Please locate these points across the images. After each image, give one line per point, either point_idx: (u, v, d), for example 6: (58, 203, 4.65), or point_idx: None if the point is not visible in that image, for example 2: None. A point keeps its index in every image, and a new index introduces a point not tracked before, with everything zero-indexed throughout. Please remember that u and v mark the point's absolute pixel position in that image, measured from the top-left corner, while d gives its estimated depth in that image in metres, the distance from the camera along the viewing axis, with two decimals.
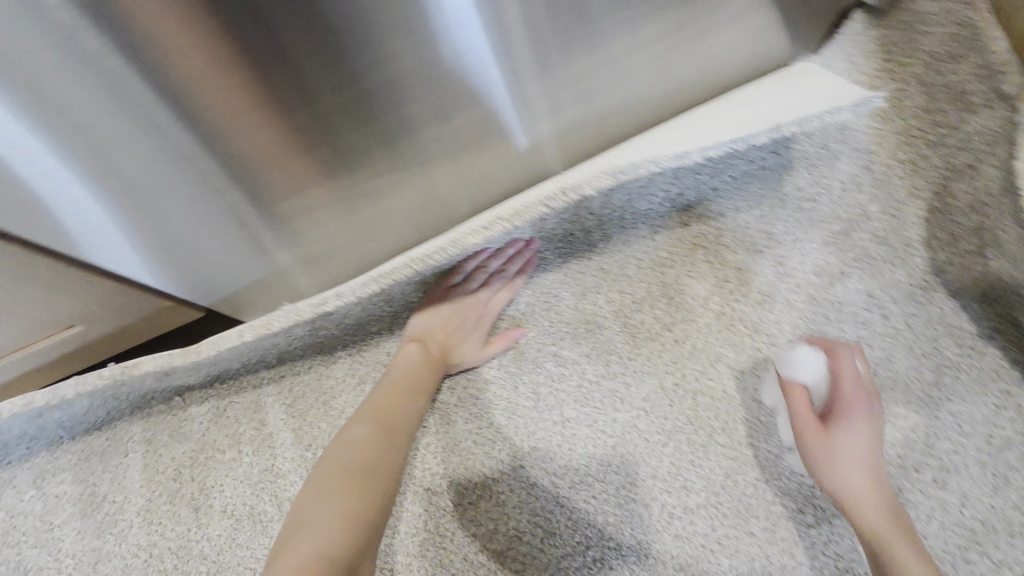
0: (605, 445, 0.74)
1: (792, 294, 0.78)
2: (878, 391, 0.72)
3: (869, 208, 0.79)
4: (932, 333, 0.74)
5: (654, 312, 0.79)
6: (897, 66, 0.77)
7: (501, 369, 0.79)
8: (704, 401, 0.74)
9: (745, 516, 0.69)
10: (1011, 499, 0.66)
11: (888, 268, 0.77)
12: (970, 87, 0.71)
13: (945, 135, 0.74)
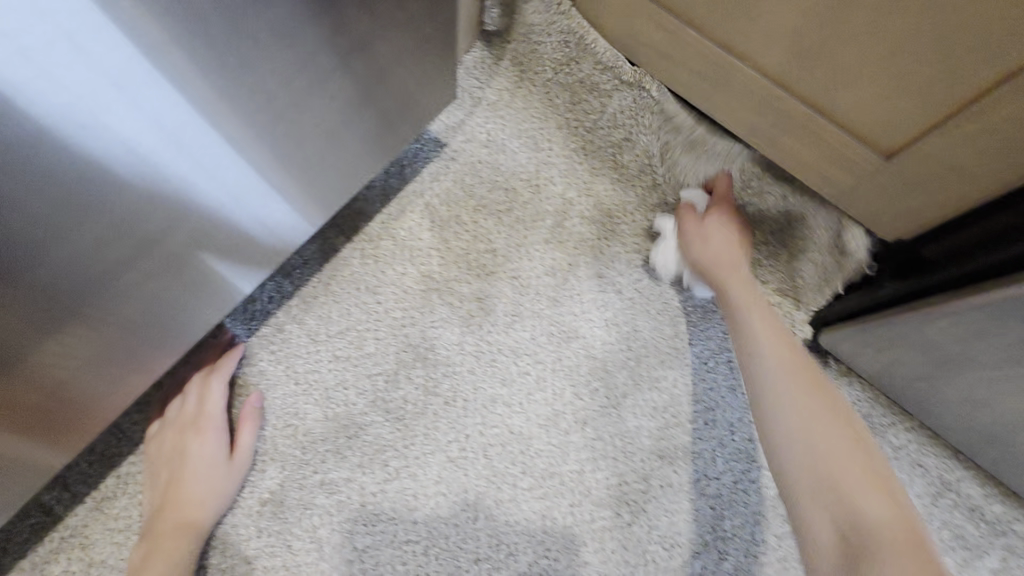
0: (413, 557, 0.64)
1: (536, 302, 0.75)
2: (639, 364, 0.74)
3: (568, 195, 0.81)
4: (659, 289, 0.78)
5: (412, 383, 0.70)
6: (533, 75, 0.84)
7: (261, 535, 0.63)
8: (497, 452, 0.68)
9: (575, 548, 0.66)
10: None
11: (605, 245, 0.79)
12: (597, 78, 0.83)
13: (597, 117, 0.83)
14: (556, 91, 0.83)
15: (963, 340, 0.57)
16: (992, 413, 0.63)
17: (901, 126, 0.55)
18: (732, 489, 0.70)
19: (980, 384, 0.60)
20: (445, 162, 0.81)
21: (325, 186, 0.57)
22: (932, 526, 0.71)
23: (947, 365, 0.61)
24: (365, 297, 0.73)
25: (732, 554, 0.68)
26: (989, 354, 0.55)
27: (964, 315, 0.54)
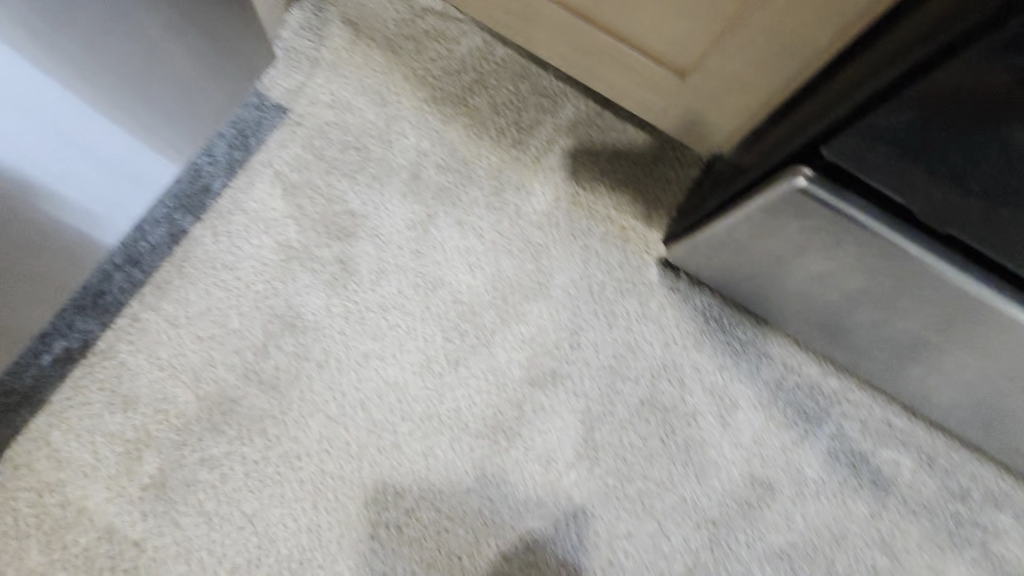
0: (304, 512, 0.67)
1: (399, 256, 0.77)
2: (504, 302, 0.78)
3: (421, 147, 0.82)
4: (519, 229, 0.81)
5: (283, 351, 0.71)
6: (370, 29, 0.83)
7: (146, 518, 0.64)
8: (374, 404, 0.72)
9: (457, 478, 0.71)
10: (624, 325, 0.79)
11: (463, 193, 0.81)
12: (439, 27, 0.84)
13: (445, 62, 0.83)
14: (397, 42, 0.83)
15: (763, 237, 0.65)
16: (808, 300, 0.72)
17: (693, 41, 0.60)
18: (599, 401, 0.76)
19: (803, 273, 0.67)
20: (290, 127, 0.79)
21: (161, 114, 0.59)
22: (778, 406, 0.80)
23: (772, 262, 0.69)
24: (224, 274, 0.73)
25: (604, 460, 0.74)
26: (782, 244, 0.64)
27: (755, 214, 0.62)
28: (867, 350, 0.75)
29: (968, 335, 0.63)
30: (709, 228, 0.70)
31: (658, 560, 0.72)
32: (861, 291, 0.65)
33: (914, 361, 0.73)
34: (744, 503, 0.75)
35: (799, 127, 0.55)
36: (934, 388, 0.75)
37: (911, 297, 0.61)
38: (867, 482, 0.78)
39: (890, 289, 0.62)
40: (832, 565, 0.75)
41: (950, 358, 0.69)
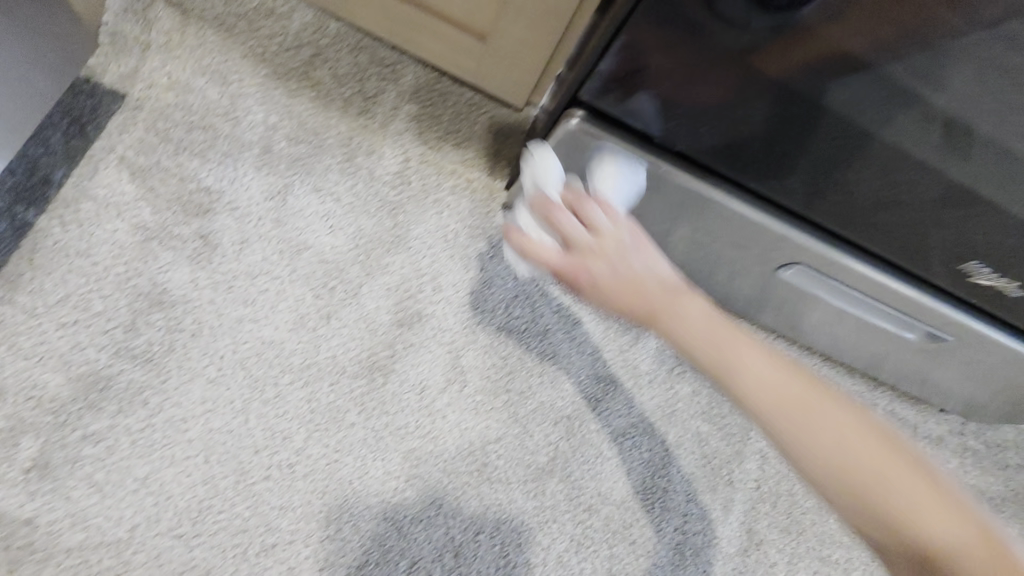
0: (197, 467, 0.73)
1: (260, 225, 0.83)
2: (367, 257, 0.86)
3: (270, 120, 0.86)
4: (373, 189, 0.89)
5: (154, 326, 0.75)
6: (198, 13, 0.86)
7: (34, 498, 0.68)
8: (254, 362, 0.78)
9: (341, 416, 0.79)
10: (478, 265, 0.90)
11: (315, 161, 0.87)
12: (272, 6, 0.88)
13: (282, 38, 0.88)
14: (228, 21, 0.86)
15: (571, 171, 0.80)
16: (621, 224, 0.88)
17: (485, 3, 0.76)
18: (462, 333, 0.87)
19: None
20: (130, 112, 0.81)
21: None
22: (614, 315, 0.95)
23: None
24: (80, 260, 0.75)
25: (472, 381, 0.86)
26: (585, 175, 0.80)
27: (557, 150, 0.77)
28: (671, 259, 0.93)
29: (724, 234, 0.82)
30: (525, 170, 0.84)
31: (525, 455, 0.85)
32: (651, 207, 0.81)
33: (709, 265, 0.91)
34: (592, 397, 0.91)
35: (572, 71, 0.70)
36: (729, 285, 0.94)
37: (684, 206, 0.79)
38: (689, 366, 0.97)
39: (666, 202, 0.79)
40: (665, 435, 0.93)
41: (731, 259, 0.87)
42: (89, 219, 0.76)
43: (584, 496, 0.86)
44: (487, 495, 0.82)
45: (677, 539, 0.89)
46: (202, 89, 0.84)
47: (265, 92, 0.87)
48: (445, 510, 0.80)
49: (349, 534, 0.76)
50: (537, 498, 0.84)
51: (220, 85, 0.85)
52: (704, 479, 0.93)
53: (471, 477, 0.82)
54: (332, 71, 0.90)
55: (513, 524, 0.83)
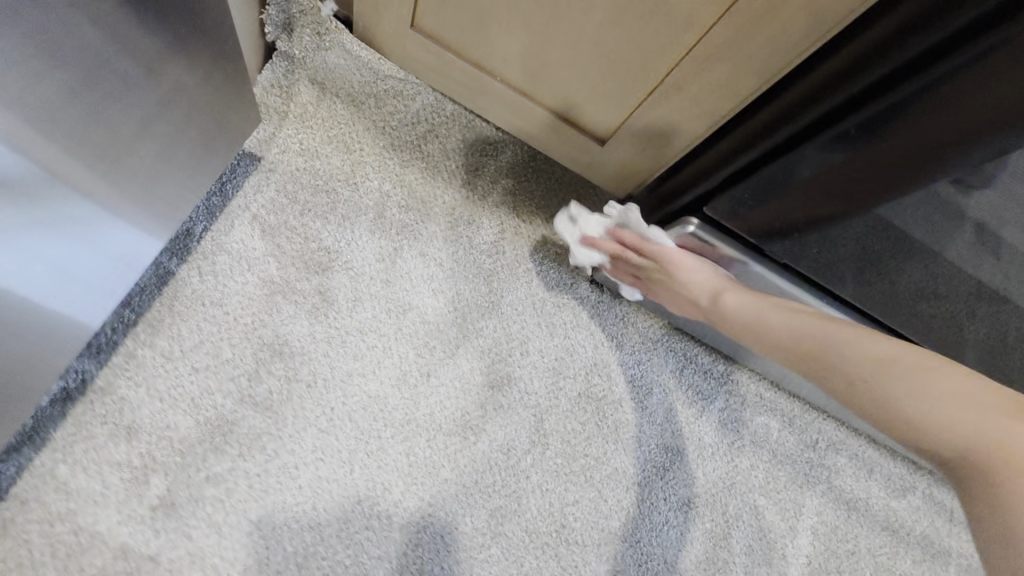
0: (305, 513, 0.77)
1: (372, 285, 0.89)
2: (464, 320, 0.92)
3: (384, 187, 0.94)
4: (472, 257, 0.96)
5: (274, 375, 0.81)
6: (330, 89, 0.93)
7: (158, 535, 0.72)
8: (360, 414, 0.83)
9: (436, 471, 0.84)
10: (562, 333, 0.97)
11: (423, 228, 0.95)
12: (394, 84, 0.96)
13: (402, 115, 0.96)
14: (357, 95, 0.94)
15: (666, 265, 0.84)
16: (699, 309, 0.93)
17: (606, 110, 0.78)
18: (546, 396, 0.93)
19: None
20: (264, 174, 0.89)
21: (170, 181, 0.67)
22: (681, 387, 1.02)
23: None
24: (213, 310, 0.81)
25: (553, 443, 0.92)
26: None
27: (662, 248, 0.80)
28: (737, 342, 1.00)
29: None
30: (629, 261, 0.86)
31: (599, 519, 0.90)
32: None
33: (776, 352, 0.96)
34: (660, 466, 0.96)
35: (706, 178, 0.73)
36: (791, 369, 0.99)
37: None
38: (747, 441, 1.03)
39: None
40: (726, 507, 0.98)
41: None
42: (223, 272, 0.83)
43: (651, 562, 0.91)
44: (564, 556, 0.87)
45: None
46: (330, 158, 0.92)
47: (383, 162, 0.95)
48: (526, 569, 0.85)
49: None
50: (609, 562, 0.89)
51: (343, 154, 0.93)
52: (761, 552, 0.98)
53: (550, 537, 0.87)
54: (443, 147, 0.98)
55: None
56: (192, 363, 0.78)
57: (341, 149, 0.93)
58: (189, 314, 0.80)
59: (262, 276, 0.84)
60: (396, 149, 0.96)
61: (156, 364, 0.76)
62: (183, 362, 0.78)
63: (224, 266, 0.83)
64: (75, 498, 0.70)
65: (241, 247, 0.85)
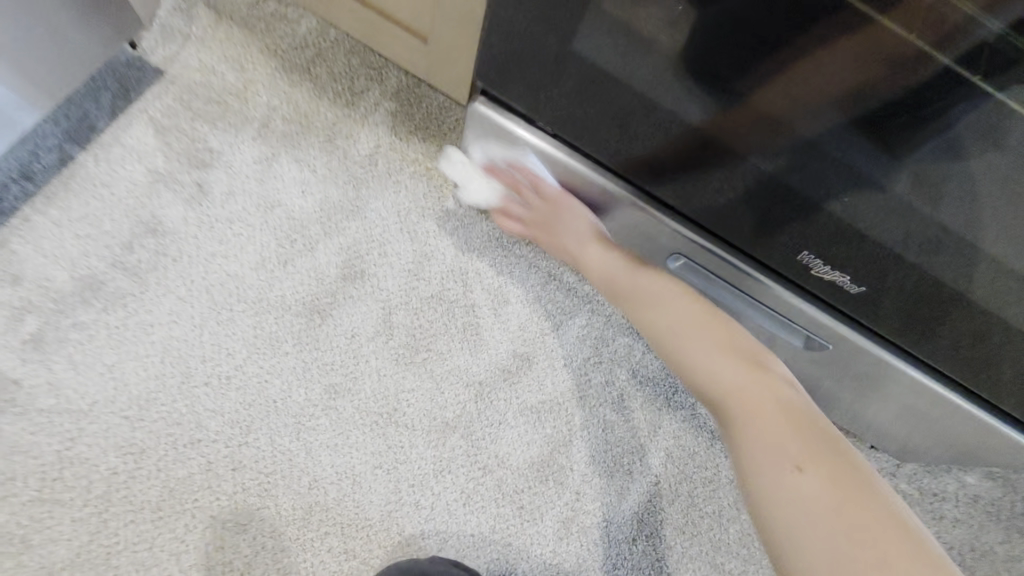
0: (153, 364, 0.89)
1: (246, 183, 1.00)
2: (328, 220, 1.01)
3: (272, 102, 1.05)
4: (345, 166, 1.05)
5: (145, 248, 0.93)
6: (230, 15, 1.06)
7: (25, 363, 0.86)
8: (217, 288, 0.94)
9: (278, 344, 0.93)
10: (422, 240, 1.04)
11: (302, 138, 1.04)
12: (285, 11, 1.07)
13: (291, 40, 1.07)
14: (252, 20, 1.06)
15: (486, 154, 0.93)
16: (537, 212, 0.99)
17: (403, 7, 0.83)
18: (399, 293, 1.00)
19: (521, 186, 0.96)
20: (165, 85, 1.01)
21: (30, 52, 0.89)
22: (541, 302, 1.05)
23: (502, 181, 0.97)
24: (100, 190, 0.94)
25: (397, 336, 0.98)
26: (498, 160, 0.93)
27: (471, 130, 0.90)
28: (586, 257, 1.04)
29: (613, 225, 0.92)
30: (458, 153, 0.98)
31: (433, 408, 0.96)
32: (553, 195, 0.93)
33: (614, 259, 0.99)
34: (506, 369, 1.00)
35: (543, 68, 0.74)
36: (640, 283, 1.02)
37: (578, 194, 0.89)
38: (605, 358, 1.05)
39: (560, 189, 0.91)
40: (570, 417, 1.00)
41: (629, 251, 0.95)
42: (114, 161, 0.96)
43: (481, 455, 0.95)
44: (390, 435, 0.93)
45: (565, 513, 0.96)
46: (225, 73, 1.04)
47: (273, 81, 1.06)
48: (351, 442, 0.91)
49: (264, 444, 0.89)
50: (436, 448, 0.94)
51: (236, 71, 1.05)
52: (603, 464, 0.99)
53: (380, 417, 0.93)
54: (330, 68, 1.08)
55: (411, 466, 0.92)
56: (76, 231, 0.92)
57: (236, 66, 1.05)
58: (79, 192, 0.94)
59: (148, 167, 0.97)
60: (285, 70, 1.06)
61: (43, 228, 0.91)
62: (67, 229, 0.91)
63: (117, 157, 0.97)
64: None
65: (136, 144, 0.98)
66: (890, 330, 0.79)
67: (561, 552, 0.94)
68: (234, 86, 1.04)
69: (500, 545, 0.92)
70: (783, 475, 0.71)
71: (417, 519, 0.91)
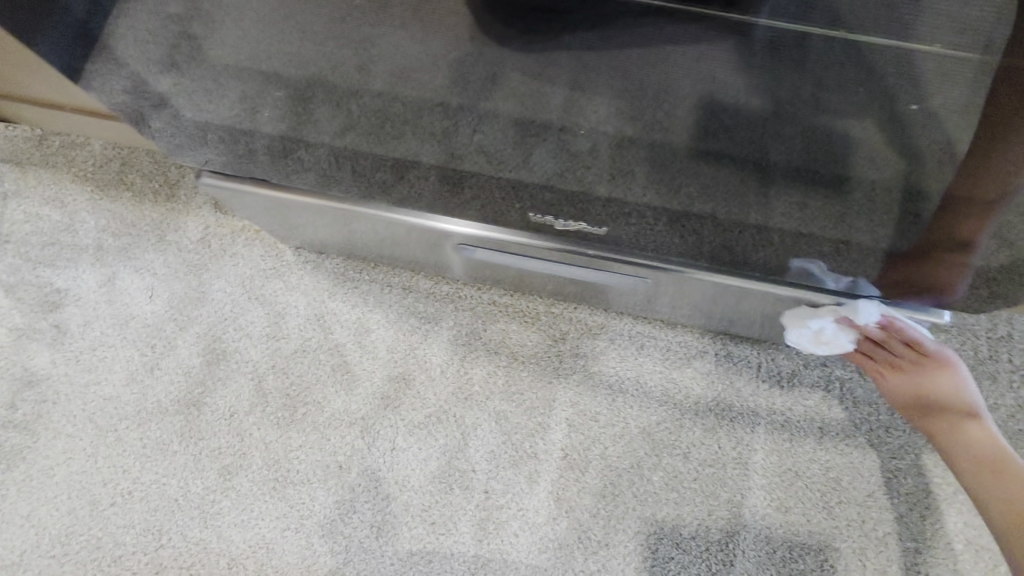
0: (63, 502, 0.96)
1: (98, 308, 1.05)
2: (180, 314, 1.05)
3: (100, 223, 1.09)
4: (182, 259, 1.08)
5: (26, 401, 1.00)
6: (35, 159, 1.11)
7: None
8: (99, 414, 1.00)
9: (166, 447, 0.98)
10: (272, 301, 1.06)
11: (136, 248, 1.08)
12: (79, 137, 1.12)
13: (94, 161, 1.12)
14: (54, 156, 1.11)
15: (259, 212, 0.99)
16: (341, 239, 1.03)
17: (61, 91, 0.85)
18: (264, 359, 1.03)
19: (306, 224, 1.00)
20: (1, 246, 1.08)
21: None
22: (403, 318, 1.05)
23: (292, 227, 1.02)
24: None
25: (274, 400, 1.01)
26: (270, 211, 0.99)
27: (229, 199, 0.98)
28: (412, 262, 1.05)
29: (392, 224, 0.94)
30: (247, 219, 1.04)
31: (325, 455, 0.98)
32: (331, 220, 0.97)
33: (435, 252, 1.00)
34: (385, 397, 1.01)
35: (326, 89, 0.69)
36: (472, 266, 1.01)
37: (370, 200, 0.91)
38: (483, 351, 1.04)
39: (327, 214, 0.96)
40: (462, 420, 1.00)
41: (442, 237, 0.95)
42: None
43: (383, 486, 0.97)
44: (290, 495, 0.96)
45: (479, 515, 0.96)
46: (49, 213, 1.09)
47: (93, 202, 1.10)
48: (256, 513, 0.95)
49: (177, 542, 0.94)
50: (337, 494, 0.96)
51: (56, 207, 1.10)
52: (505, 456, 0.99)
53: (276, 482, 0.97)
54: (141, 171, 1.12)
55: (317, 518, 0.95)
56: None
57: (56, 203, 1.10)
58: None
59: (5, 326, 1.04)
60: (101, 188, 1.11)
61: None
62: None
63: None
64: None
65: None
66: (762, 216, 0.72)
67: (485, 552, 0.94)
68: (61, 221, 1.09)
69: (422, 564, 0.94)
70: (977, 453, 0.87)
71: (336, 564, 0.93)
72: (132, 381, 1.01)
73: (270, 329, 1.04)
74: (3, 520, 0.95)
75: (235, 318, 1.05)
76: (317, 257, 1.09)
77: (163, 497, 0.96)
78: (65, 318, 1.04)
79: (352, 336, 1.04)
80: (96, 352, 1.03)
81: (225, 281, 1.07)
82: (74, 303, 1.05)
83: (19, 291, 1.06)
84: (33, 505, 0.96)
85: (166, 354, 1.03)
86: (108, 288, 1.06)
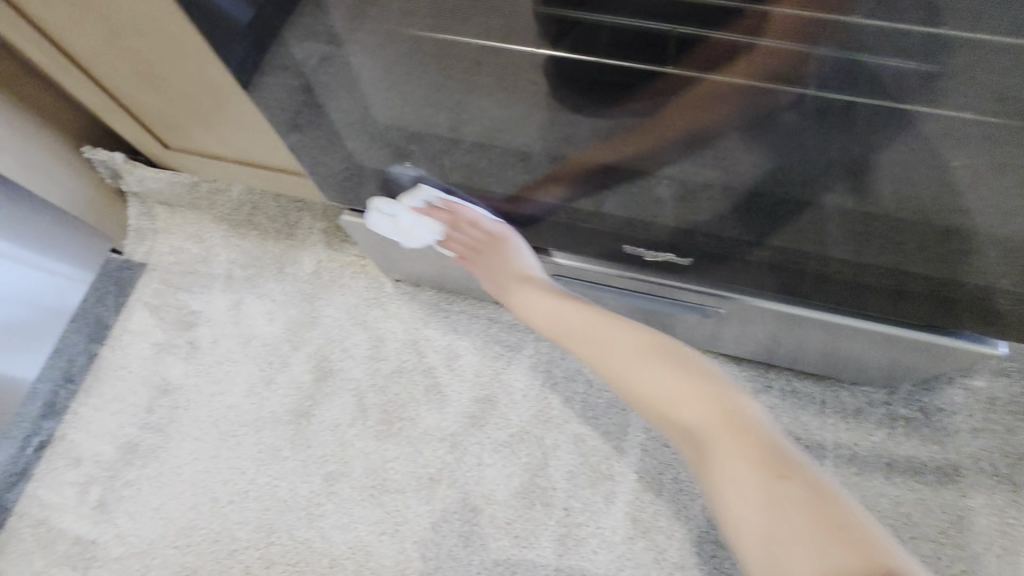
0: (188, 497, 1.08)
1: (225, 329, 1.21)
2: (294, 336, 1.19)
3: (230, 257, 1.27)
4: (298, 288, 1.23)
5: (162, 407, 1.15)
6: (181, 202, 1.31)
7: (95, 524, 1.07)
8: (223, 421, 1.13)
9: (278, 453, 1.10)
10: (374, 326, 1.19)
11: (259, 278, 1.25)
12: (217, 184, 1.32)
13: (228, 204, 1.30)
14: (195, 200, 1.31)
15: (372, 247, 1.13)
16: (440, 273, 1.15)
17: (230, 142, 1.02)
18: (364, 378, 1.15)
19: (412, 259, 1.13)
20: (149, 273, 1.27)
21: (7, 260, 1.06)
22: (489, 345, 1.17)
23: (399, 260, 1.16)
24: (119, 371, 1.18)
25: (372, 415, 1.12)
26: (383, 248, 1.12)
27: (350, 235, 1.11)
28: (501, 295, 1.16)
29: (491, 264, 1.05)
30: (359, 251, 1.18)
31: (417, 467, 1.08)
32: (435, 258, 1.10)
33: None
34: (473, 415, 1.11)
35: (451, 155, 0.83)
36: None
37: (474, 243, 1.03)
38: (561, 378, 1.13)
39: (432, 252, 1.08)
40: (542, 440, 1.09)
41: None
42: (125, 344, 1.21)
43: (470, 497, 1.05)
44: (386, 502, 1.05)
45: (558, 531, 1.02)
46: (189, 247, 1.28)
47: (226, 238, 1.29)
48: (355, 517, 1.05)
49: (286, 540, 1.04)
50: (428, 502, 1.05)
51: (195, 242, 1.29)
52: (583, 475, 1.06)
53: (373, 489, 1.06)
54: (266, 214, 1.30)
55: (410, 524, 1.04)
56: (109, 408, 1.15)
57: (196, 239, 1.29)
58: (105, 377, 1.18)
59: (148, 341, 1.20)
60: (233, 227, 1.29)
61: (83, 414, 1.15)
62: (103, 408, 1.15)
63: (126, 340, 1.21)
64: (48, 506, 1.09)
65: (138, 325, 1.22)
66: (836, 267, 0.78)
67: (564, 567, 1.00)
68: (199, 254, 1.28)
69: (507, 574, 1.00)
70: (805, 559, 0.62)
71: (426, 568, 1.01)
72: (251, 393, 1.15)
73: (371, 350, 1.17)
74: (137, 512, 1.07)
75: (341, 341, 1.18)
76: (412, 289, 1.23)
77: (274, 499, 1.07)
78: (198, 336, 1.20)
79: (443, 359, 1.16)
80: (223, 367, 1.18)
81: (334, 308, 1.21)
82: (206, 324, 1.21)
83: (160, 311, 1.23)
84: (162, 499, 1.08)
85: (281, 370, 1.16)
86: (235, 312, 1.22)
